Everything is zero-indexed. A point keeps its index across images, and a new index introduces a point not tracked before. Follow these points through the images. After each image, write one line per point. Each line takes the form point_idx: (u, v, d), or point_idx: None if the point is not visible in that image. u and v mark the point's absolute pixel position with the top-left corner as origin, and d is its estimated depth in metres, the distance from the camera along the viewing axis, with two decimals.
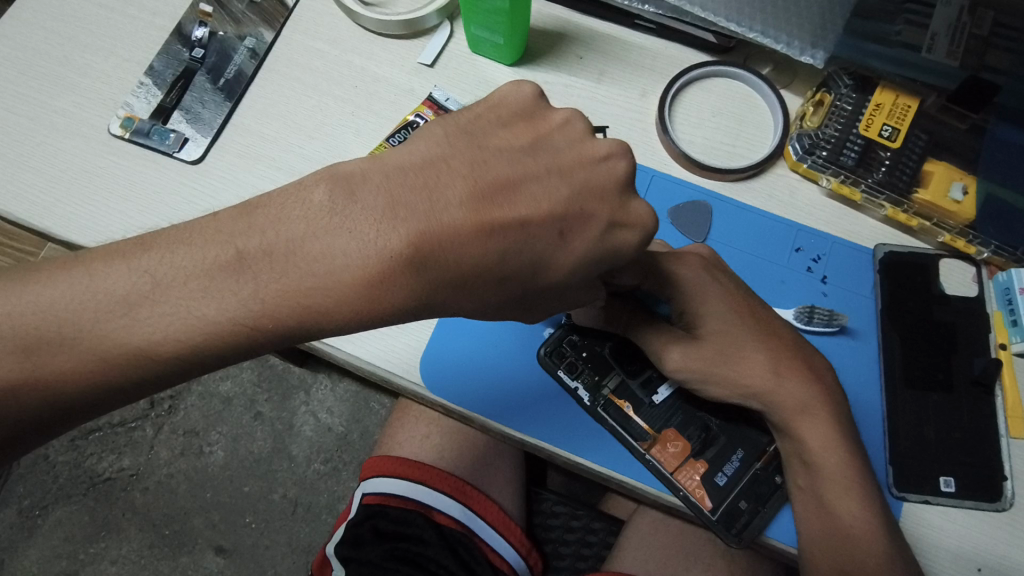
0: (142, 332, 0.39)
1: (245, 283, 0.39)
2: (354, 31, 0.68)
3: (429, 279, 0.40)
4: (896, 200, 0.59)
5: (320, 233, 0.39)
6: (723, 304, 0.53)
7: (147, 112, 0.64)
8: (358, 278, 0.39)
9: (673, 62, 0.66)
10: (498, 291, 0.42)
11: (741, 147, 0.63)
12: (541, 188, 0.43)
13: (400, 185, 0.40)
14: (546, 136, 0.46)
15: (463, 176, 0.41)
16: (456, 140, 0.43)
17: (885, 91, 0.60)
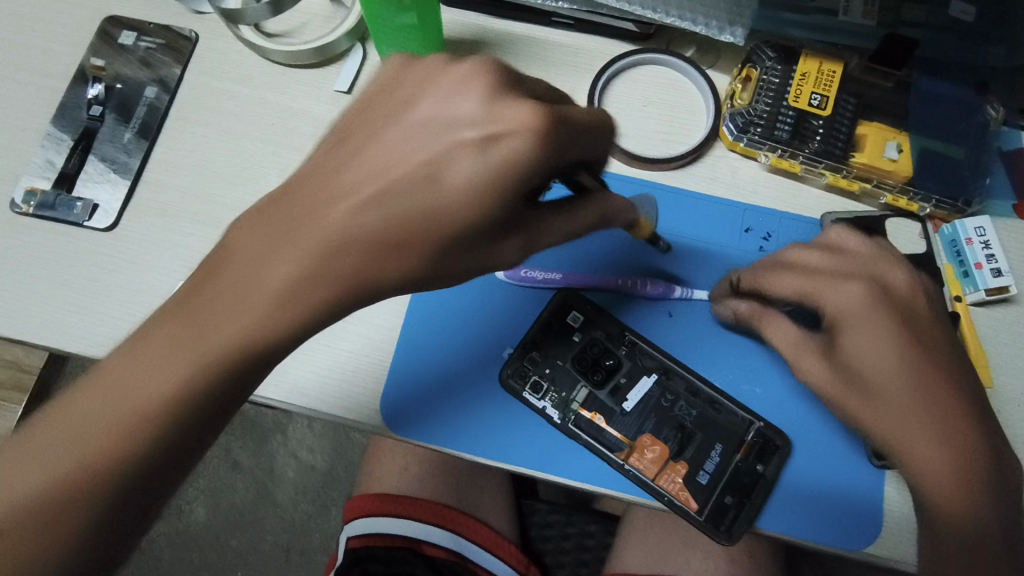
0: (126, 421, 0.38)
1: (190, 341, 0.39)
2: (263, 66, 0.64)
3: (330, 274, 0.39)
4: (835, 166, 0.58)
5: (231, 276, 0.39)
6: (861, 339, 0.46)
7: (49, 182, 0.60)
8: (266, 294, 0.39)
9: (596, 56, 0.64)
10: (415, 252, 0.40)
11: (677, 133, 0.62)
12: (400, 140, 0.39)
13: (275, 217, 0.40)
14: (398, 90, 0.41)
15: (332, 175, 0.40)
16: (322, 151, 0.41)
17: (808, 59, 0.59)
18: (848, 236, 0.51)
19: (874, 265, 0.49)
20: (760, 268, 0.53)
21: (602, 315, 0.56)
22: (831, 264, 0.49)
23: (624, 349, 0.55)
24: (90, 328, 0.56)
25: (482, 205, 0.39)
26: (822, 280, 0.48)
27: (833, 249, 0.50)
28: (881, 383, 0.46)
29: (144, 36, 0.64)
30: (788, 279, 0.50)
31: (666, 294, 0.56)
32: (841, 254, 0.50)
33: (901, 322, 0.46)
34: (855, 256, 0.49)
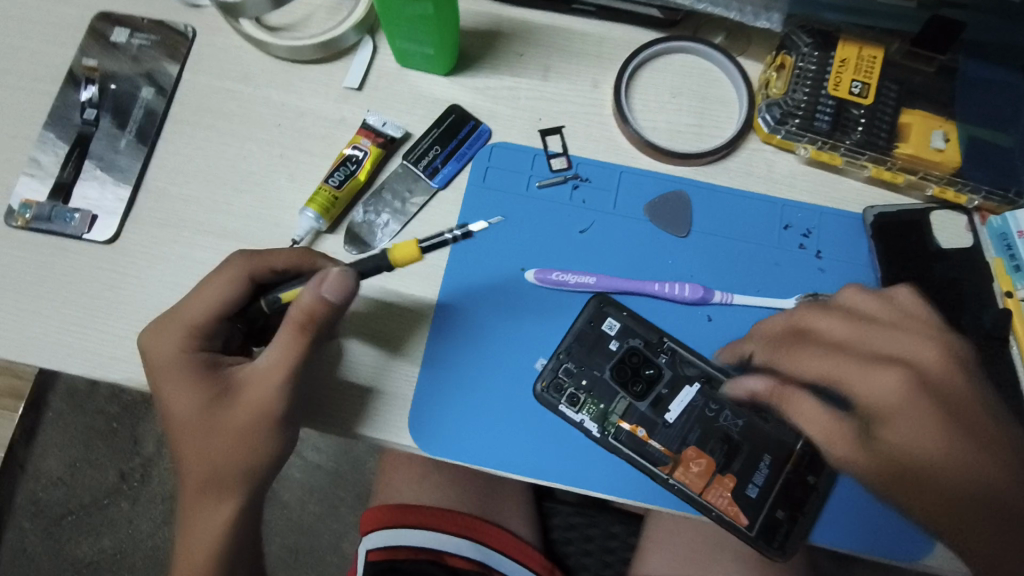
0: (210, 547, 0.48)
1: (217, 483, 0.48)
2: (266, 63, 0.60)
3: (221, 427, 0.48)
4: (878, 158, 0.55)
5: (205, 437, 0.48)
6: (898, 418, 0.44)
7: (44, 192, 0.56)
8: (197, 441, 0.48)
9: (620, 45, 0.61)
10: (264, 393, 0.47)
11: (708, 125, 0.59)
12: (205, 309, 0.49)
13: (174, 401, 0.48)
14: (206, 288, 0.49)
15: (189, 360, 0.48)
16: (166, 340, 0.49)
17: (847, 44, 0.56)
18: (861, 296, 0.49)
19: (897, 340, 0.46)
20: (776, 341, 0.49)
21: (639, 322, 0.53)
22: (853, 335, 0.47)
23: (663, 358, 0.52)
24: (92, 347, 0.52)
25: (269, 359, 0.47)
26: (846, 363, 0.45)
27: (858, 323, 0.47)
28: (927, 472, 0.43)
29: (137, 32, 0.60)
30: (813, 357, 0.47)
31: (705, 299, 0.54)
32: (862, 330, 0.47)
33: (941, 404, 0.43)
34: (877, 331, 0.46)
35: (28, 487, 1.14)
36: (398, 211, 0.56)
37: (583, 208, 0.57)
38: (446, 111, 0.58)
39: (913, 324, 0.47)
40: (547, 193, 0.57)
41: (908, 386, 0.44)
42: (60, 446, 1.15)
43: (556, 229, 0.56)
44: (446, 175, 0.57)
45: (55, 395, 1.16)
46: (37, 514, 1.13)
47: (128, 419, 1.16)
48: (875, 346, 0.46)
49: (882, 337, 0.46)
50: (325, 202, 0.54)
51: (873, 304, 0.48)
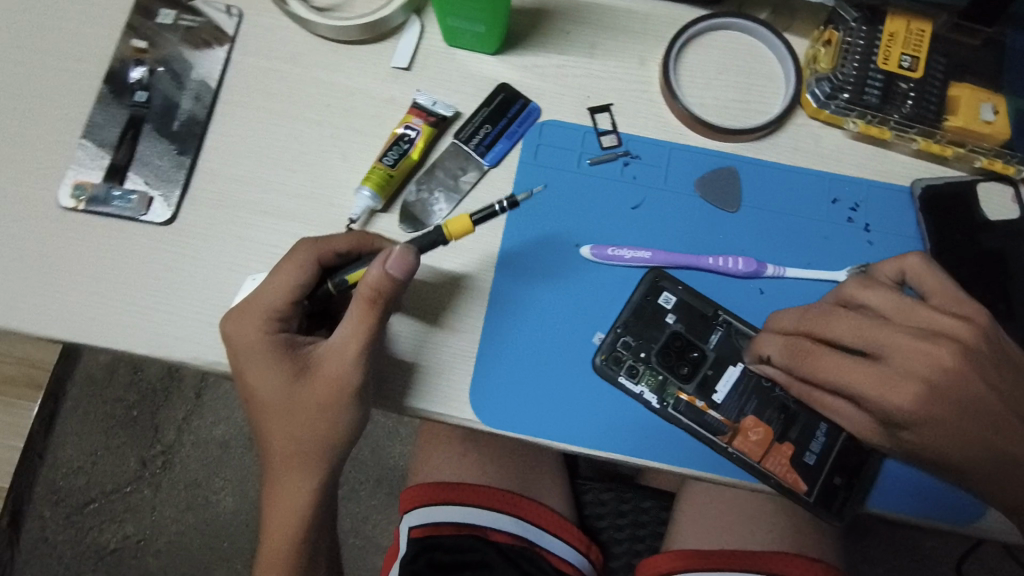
0: (300, 512, 0.52)
1: (304, 457, 0.51)
2: (311, 43, 0.60)
3: (299, 405, 0.49)
4: (927, 131, 0.56)
5: (293, 416, 0.50)
6: (925, 423, 0.44)
7: (98, 174, 0.56)
8: (279, 419, 0.50)
9: (665, 22, 0.61)
10: (342, 370, 0.48)
11: (755, 102, 0.59)
12: (278, 292, 0.49)
13: (257, 381, 0.49)
14: (277, 273, 0.50)
15: (266, 343, 0.49)
16: (240, 326, 0.49)
17: (896, 18, 0.56)
18: (869, 288, 0.49)
19: (914, 336, 0.45)
20: (791, 346, 0.48)
21: (694, 295, 0.54)
22: (867, 336, 0.46)
23: (719, 331, 0.53)
24: (149, 325, 0.53)
25: (346, 340, 0.48)
26: (868, 376, 0.45)
27: (866, 323, 0.46)
28: (952, 462, 0.46)
29: (183, 13, 0.60)
30: (837, 364, 0.46)
31: (758, 272, 0.55)
32: (873, 331, 0.46)
33: (955, 405, 0.44)
34: (890, 333, 0.45)
35: (48, 475, 1.15)
36: (451, 189, 0.57)
37: (634, 184, 0.57)
38: (496, 90, 0.59)
39: (921, 313, 0.46)
40: (598, 169, 0.57)
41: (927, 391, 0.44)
42: (84, 433, 1.16)
43: (607, 205, 0.57)
44: (497, 154, 0.57)
45: (73, 384, 1.17)
46: (58, 503, 1.14)
47: (150, 406, 1.17)
48: (893, 348, 0.45)
49: (899, 341, 0.45)
50: (381, 179, 0.54)
51: (880, 296, 0.48)
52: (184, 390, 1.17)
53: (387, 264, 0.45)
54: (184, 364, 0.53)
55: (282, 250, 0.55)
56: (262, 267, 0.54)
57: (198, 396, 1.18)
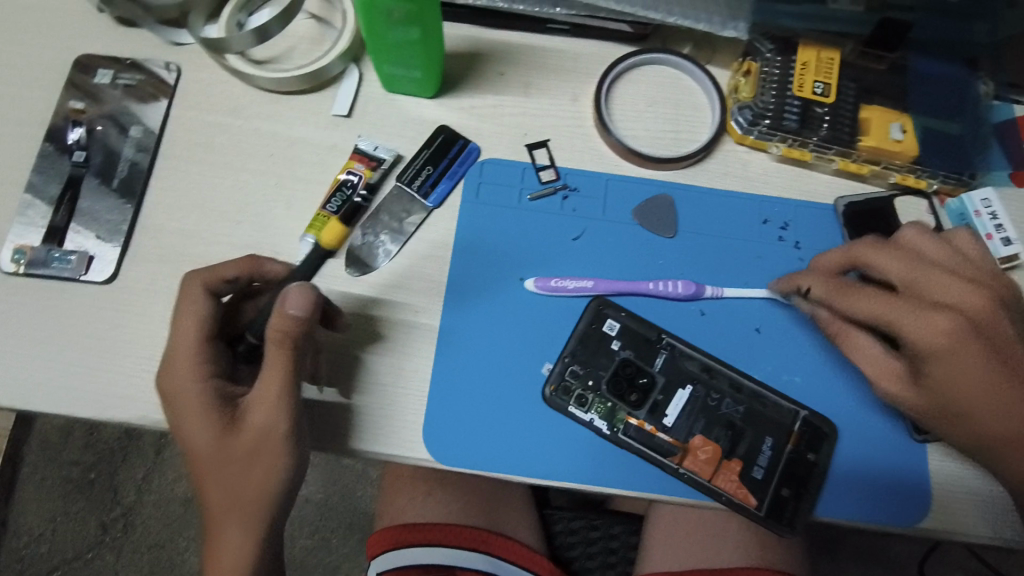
0: (239, 575, 0.50)
1: (237, 515, 0.49)
2: (251, 95, 0.61)
3: (237, 458, 0.48)
4: (844, 152, 0.59)
5: (224, 470, 0.48)
6: (958, 355, 0.48)
7: (38, 237, 0.55)
8: (218, 475, 0.48)
9: (595, 60, 0.64)
10: (267, 415, 0.48)
11: (684, 131, 0.62)
12: (193, 340, 0.50)
13: (186, 436, 0.48)
14: (189, 322, 0.50)
15: (189, 394, 0.48)
16: (164, 378, 0.49)
17: (806, 48, 0.60)
18: (880, 253, 0.52)
19: (950, 276, 0.50)
20: (834, 284, 0.52)
21: (637, 320, 0.56)
22: (907, 272, 0.51)
23: (664, 354, 0.55)
24: (92, 387, 0.52)
25: (267, 382, 0.48)
26: (919, 317, 0.48)
27: (913, 262, 0.51)
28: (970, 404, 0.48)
29: (122, 72, 0.60)
30: (872, 300, 0.50)
31: (697, 294, 0.57)
32: (911, 272, 0.50)
33: (993, 342, 0.48)
34: (919, 275, 0.50)
35: (13, 543, 1.10)
36: (396, 231, 0.57)
37: (574, 216, 0.59)
38: (435, 132, 0.60)
39: (939, 278, 0.50)
40: (539, 204, 0.59)
41: (963, 326, 0.48)
42: (35, 503, 1.11)
43: (550, 238, 0.58)
44: (440, 194, 0.59)
45: (29, 449, 1.12)
46: (21, 572, 1.09)
47: (106, 468, 1.13)
48: (931, 288, 0.50)
49: (936, 279, 0.50)
50: (324, 227, 0.56)
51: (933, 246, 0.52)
52: (142, 449, 1.14)
53: (291, 301, 0.46)
54: (132, 424, 0.52)
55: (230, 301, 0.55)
56: None
57: (156, 454, 1.14)
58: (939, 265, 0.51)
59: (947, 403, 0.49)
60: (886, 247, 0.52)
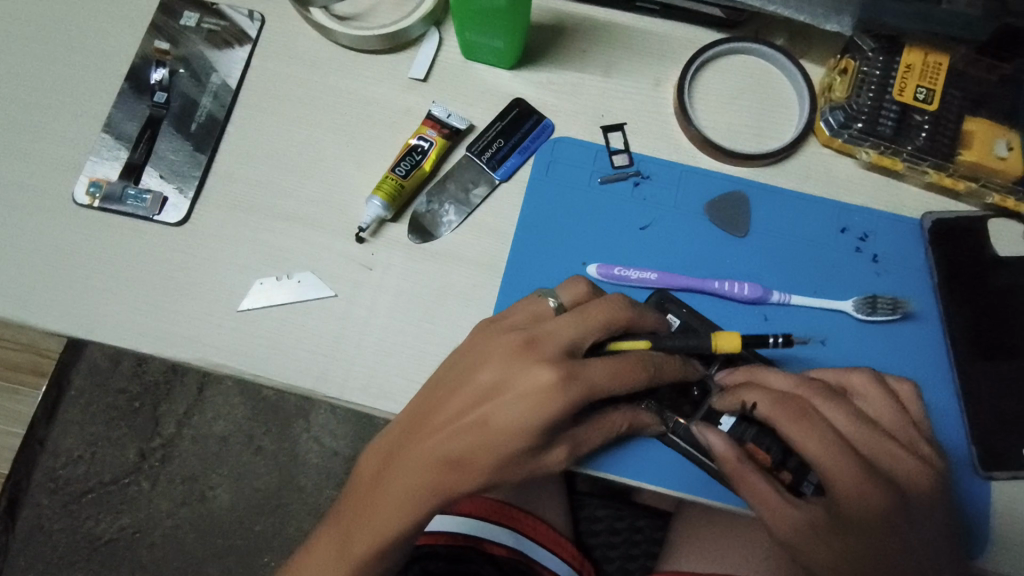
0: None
1: (366, 539, 0.48)
2: (331, 51, 0.61)
3: (399, 448, 0.48)
4: (939, 165, 0.56)
5: (383, 508, 0.47)
6: (872, 520, 0.45)
7: (115, 172, 0.57)
8: (382, 457, 0.48)
9: (682, 44, 0.61)
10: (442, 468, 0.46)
11: (768, 128, 0.59)
12: (471, 356, 0.48)
13: (375, 466, 0.49)
14: (490, 336, 0.48)
15: (411, 417, 0.48)
16: (426, 390, 0.48)
17: (913, 50, 0.56)
18: (873, 389, 0.50)
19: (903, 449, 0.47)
20: (779, 399, 0.48)
21: (699, 318, 0.54)
22: (856, 429, 0.47)
23: (720, 357, 0.53)
24: (153, 324, 0.53)
25: (520, 434, 0.44)
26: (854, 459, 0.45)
27: (901, 412, 0.49)
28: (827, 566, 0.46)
29: (207, 16, 0.61)
30: (826, 439, 0.46)
31: (763, 298, 0.54)
32: (865, 430, 0.47)
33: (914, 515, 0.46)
34: (878, 433, 0.47)
35: (47, 463, 1.15)
36: (461, 202, 0.57)
37: (644, 205, 0.57)
38: (511, 104, 0.59)
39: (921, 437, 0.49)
40: (608, 188, 0.58)
41: (929, 486, 0.47)
42: (85, 423, 1.17)
43: (616, 225, 0.57)
44: (509, 168, 0.58)
45: (77, 372, 1.18)
46: (56, 491, 1.15)
47: (153, 398, 1.18)
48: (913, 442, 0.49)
49: (881, 445, 0.47)
50: (391, 190, 0.55)
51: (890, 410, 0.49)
52: (188, 385, 1.18)
53: (559, 298, 0.50)
54: (188, 364, 0.53)
55: (293, 254, 0.55)
56: (271, 271, 0.55)
57: (201, 391, 1.18)
58: (900, 423, 0.49)
59: (889, 564, 0.46)
60: (885, 389, 0.50)
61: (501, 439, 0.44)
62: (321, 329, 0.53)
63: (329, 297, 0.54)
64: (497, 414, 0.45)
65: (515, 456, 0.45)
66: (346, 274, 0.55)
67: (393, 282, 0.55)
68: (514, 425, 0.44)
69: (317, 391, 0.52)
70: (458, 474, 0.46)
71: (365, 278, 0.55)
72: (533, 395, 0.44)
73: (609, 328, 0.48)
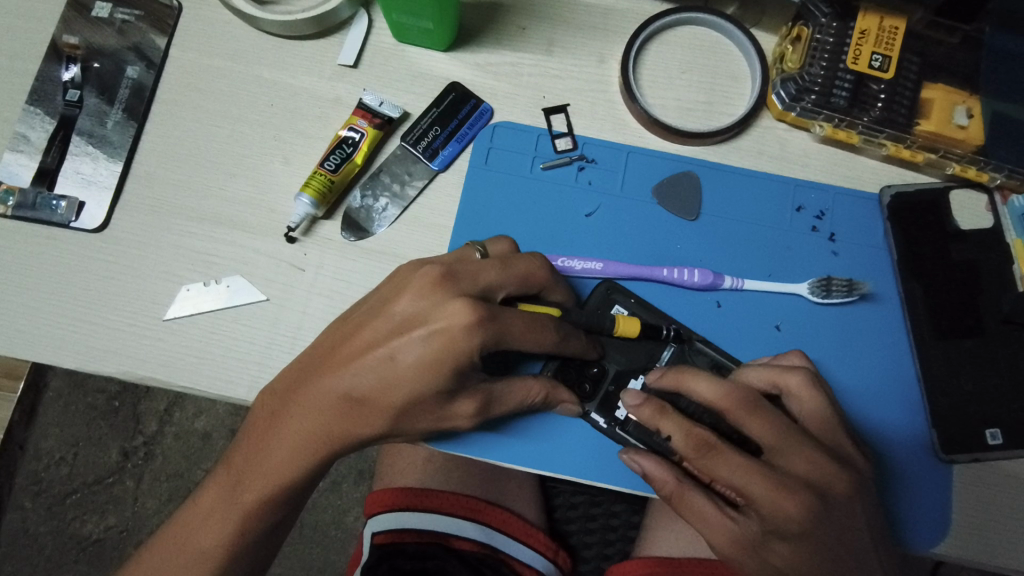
0: (221, 544, 0.48)
1: (253, 484, 0.47)
2: (255, 39, 0.57)
3: (299, 387, 0.46)
4: (897, 136, 0.53)
5: (274, 448, 0.47)
6: (798, 525, 0.42)
7: (27, 179, 0.53)
8: (279, 396, 0.47)
9: (627, 17, 0.58)
10: (341, 407, 0.45)
11: (718, 103, 0.56)
12: (386, 293, 0.45)
13: (267, 410, 0.47)
14: (406, 275, 0.45)
15: (317, 359, 0.46)
16: (339, 328, 0.47)
17: (868, 14, 0.52)
18: (807, 391, 0.46)
19: (821, 452, 0.44)
20: (692, 434, 0.45)
21: (647, 308, 0.52)
22: (774, 439, 0.43)
23: (671, 347, 0.51)
24: (76, 337, 0.50)
25: (423, 376, 0.43)
26: (762, 481, 0.42)
27: (783, 426, 0.43)
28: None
29: (119, 6, 0.57)
30: (734, 464, 0.43)
31: (714, 284, 0.52)
32: (786, 438, 0.43)
33: (835, 521, 0.43)
34: (800, 437, 0.43)
35: (29, 466, 1.09)
36: (396, 194, 0.54)
37: (589, 190, 0.54)
38: (446, 89, 0.56)
39: (830, 429, 0.46)
40: (551, 175, 0.55)
41: (844, 482, 0.44)
42: (62, 425, 1.10)
43: (560, 212, 0.54)
44: (446, 157, 0.55)
45: (54, 373, 1.11)
46: (39, 494, 1.09)
47: (132, 397, 1.11)
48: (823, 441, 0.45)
49: (800, 450, 0.43)
50: (320, 186, 0.52)
51: (814, 402, 0.46)
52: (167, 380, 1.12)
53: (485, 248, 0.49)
54: (115, 378, 0.50)
55: (221, 258, 0.52)
56: (197, 277, 0.52)
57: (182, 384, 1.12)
58: (793, 436, 0.43)
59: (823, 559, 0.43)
60: (764, 413, 0.43)
61: (407, 375, 0.43)
62: (252, 336, 0.51)
63: (260, 302, 0.52)
64: (407, 350, 0.43)
65: (422, 398, 0.44)
66: (277, 277, 0.52)
67: (326, 283, 0.52)
68: (421, 361, 0.43)
69: (251, 400, 0.50)
70: (363, 414, 0.45)
71: (298, 279, 0.52)
72: (447, 332, 0.42)
73: (528, 284, 0.47)
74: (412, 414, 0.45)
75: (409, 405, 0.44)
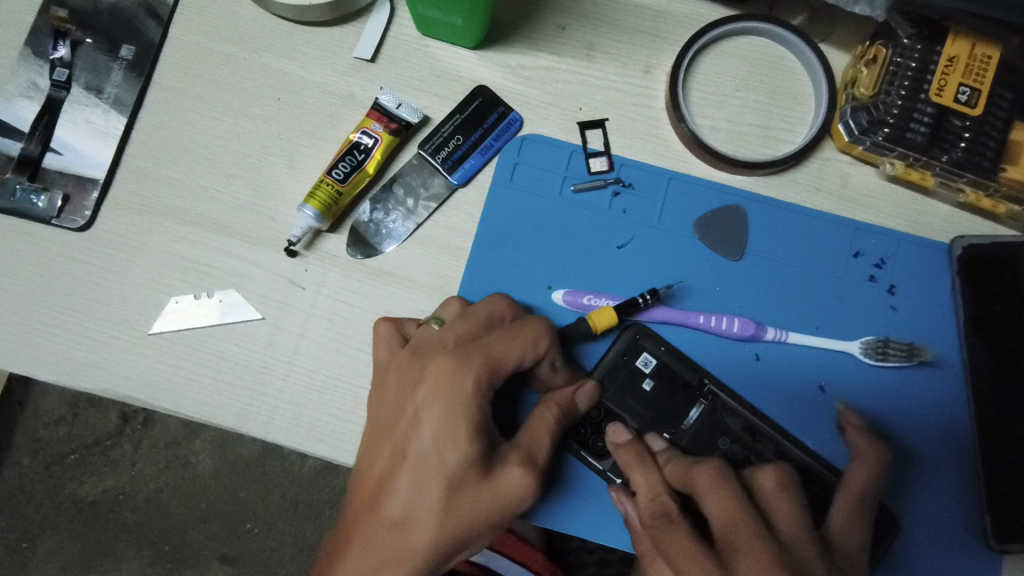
0: None
1: None
2: (264, 22, 0.51)
3: (354, 514, 0.41)
4: (977, 182, 0.47)
5: None
6: None
7: (8, 166, 0.48)
8: (341, 537, 0.41)
9: (681, 22, 0.51)
10: (393, 516, 0.40)
11: (775, 127, 0.50)
12: (380, 395, 0.43)
13: (327, 551, 0.42)
14: (394, 367, 0.43)
15: (355, 484, 0.42)
16: (363, 451, 0.42)
17: (959, 38, 0.45)
18: (778, 492, 0.40)
19: (782, 554, 0.36)
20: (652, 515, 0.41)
21: (678, 357, 0.47)
22: (731, 519, 0.38)
23: (702, 402, 0.46)
24: (54, 346, 0.46)
25: (448, 449, 0.40)
26: (700, 569, 0.36)
27: (744, 509, 0.38)
28: None
29: None
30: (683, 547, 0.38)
31: (756, 335, 0.47)
32: (742, 524, 0.38)
33: None
34: (760, 526, 0.38)
35: (26, 425, 0.99)
36: (409, 210, 0.49)
37: (623, 219, 0.49)
38: (471, 93, 0.50)
39: (805, 543, 0.38)
40: (583, 198, 0.49)
41: None
42: None
43: (590, 242, 0.49)
44: (467, 171, 0.49)
45: None
46: (38, 451, 0.99)
47: None
48: (796, 550, 0.38)
49: (758, 547, 0.37)
50: (327, 197, 0.47)
51: (787, 506, 0.40)
52: None
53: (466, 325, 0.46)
54: (96, 394, 0.46)
55: (214, 268, 0.48)
56: (188, 288, 0.48)
57: None
58: (754, 531, 0.37)
59: None
60: (725, 488, 0.39)
61: (431, 455, 0.40)
62: (244, 358, 0.47)
63: (255, 321, 0.47)
64: (425, 428, 0.40)
65: (465, 471, 0.39)
66: (275, 294, 0.47)
67: (328, 303, 0.48)
68: (440, 424, 0.40)
69: (239, 429, 0.46)
70: (406, 520, 0.40)
71: (297, 298, 0.48)
72: (445, 393, 0.40)
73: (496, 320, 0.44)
74: (459, 506, 0.39)
75: (454, 480, 0.39)
